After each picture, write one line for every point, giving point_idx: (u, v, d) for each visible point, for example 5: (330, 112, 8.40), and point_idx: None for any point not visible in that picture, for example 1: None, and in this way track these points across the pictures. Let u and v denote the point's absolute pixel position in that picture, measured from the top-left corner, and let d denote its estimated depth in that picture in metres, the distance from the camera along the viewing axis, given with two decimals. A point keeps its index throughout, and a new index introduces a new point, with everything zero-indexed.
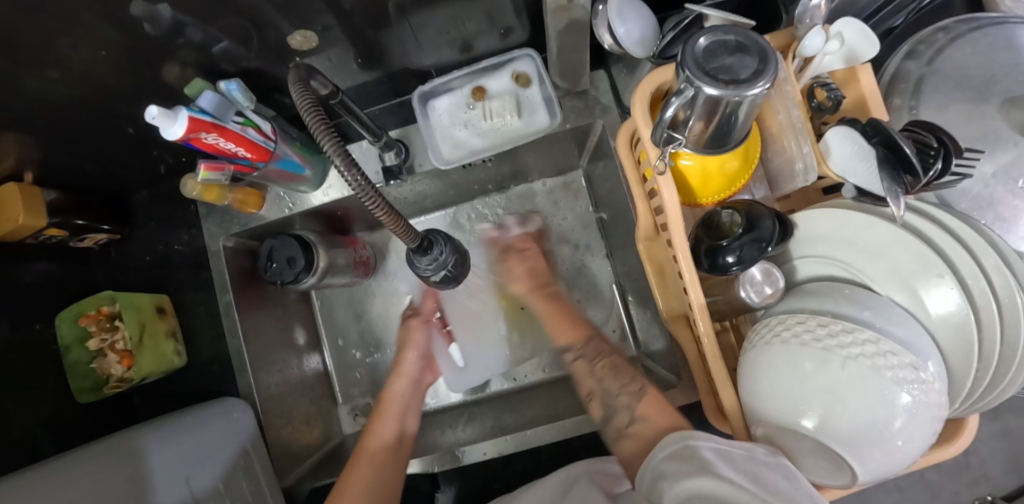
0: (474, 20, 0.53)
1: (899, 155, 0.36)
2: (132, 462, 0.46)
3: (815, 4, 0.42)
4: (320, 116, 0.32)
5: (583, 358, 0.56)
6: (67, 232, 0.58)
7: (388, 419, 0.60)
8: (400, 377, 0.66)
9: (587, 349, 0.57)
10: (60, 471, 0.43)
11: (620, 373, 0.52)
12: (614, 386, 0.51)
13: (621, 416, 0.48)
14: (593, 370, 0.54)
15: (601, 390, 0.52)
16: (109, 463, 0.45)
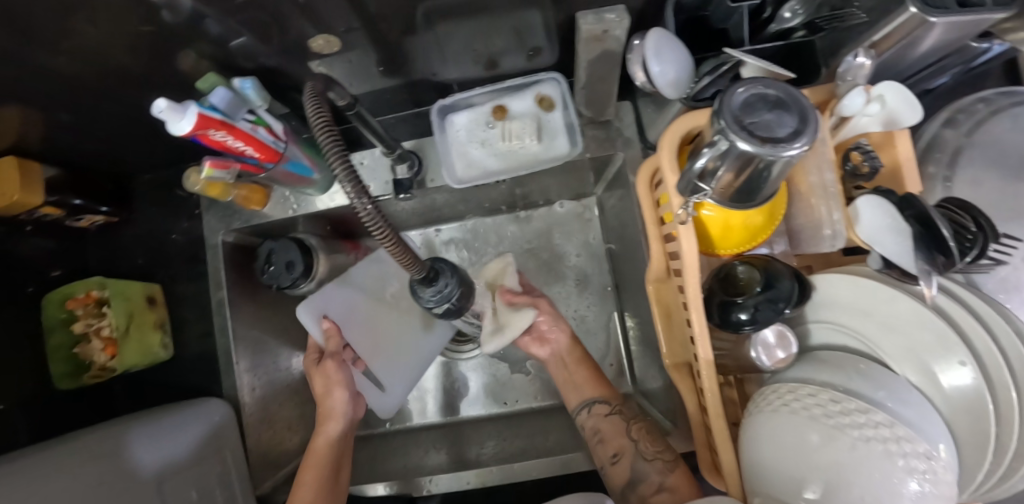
0: (501, 37, 0.51)
1: (936, 237, 0.34)
2: (106, 465, 0.45)
3: (859, 62, 0.40)
4: (333, 137, 0.30)
5: (620, 414, 0.55)
6: (63, 212, 0.56)
7: (310, 483, 0.50)
8: (332, 422, 0.55)
9: (626, 407, 0.55)
10: (37, 459, 0.42)
11: (656, 438, 0.51)
12: (647, 451, 0.50)
13: (648, 485, 0.48)
14: (628, 431, 0.53)
15: (633, 452, 0.51)
16: (86, 460, 0.44)
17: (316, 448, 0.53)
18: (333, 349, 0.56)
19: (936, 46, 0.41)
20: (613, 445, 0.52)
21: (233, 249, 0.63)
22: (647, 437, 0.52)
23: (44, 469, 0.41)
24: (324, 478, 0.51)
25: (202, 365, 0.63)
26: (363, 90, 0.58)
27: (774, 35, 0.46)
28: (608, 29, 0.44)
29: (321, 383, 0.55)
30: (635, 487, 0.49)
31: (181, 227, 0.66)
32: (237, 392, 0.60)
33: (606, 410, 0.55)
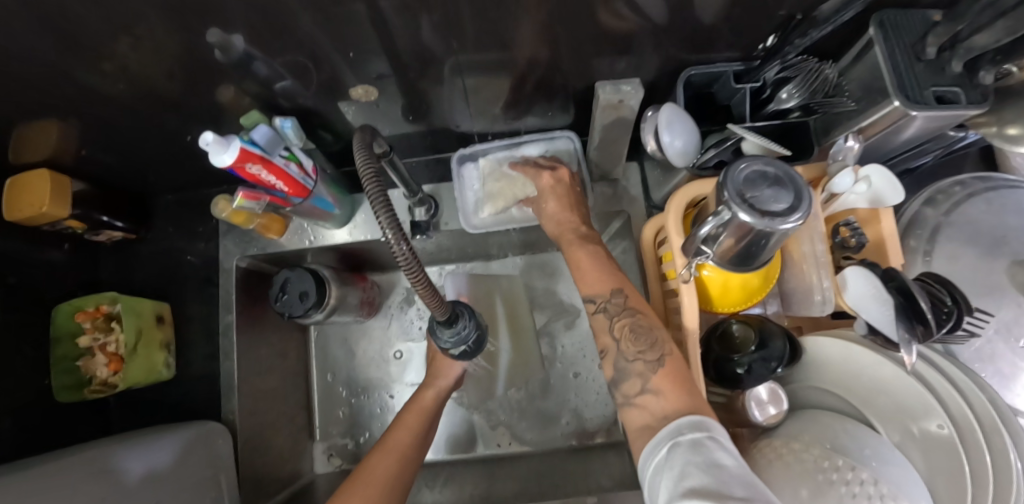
0: (522, 94, 0.56)
1: (915, 307, 0.37)
2: (109, 479, 0.45)
3: (849, 145, 0.45)
4: (378, 184, 0.32)
5: (603, 311, 0.46)
6: (86, 226, 0.58)
7: (417, 419, 0.57)
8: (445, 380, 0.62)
9: (611, 303, 0.46)
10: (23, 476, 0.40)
11: (639, 337, 0.43)
12: (629, 351, 0.43)
13: (630, 384, 0.42)
14: (611, 327, 0.45)
15: (614, 350, 0.44)
16: (74, 478, 0.43)
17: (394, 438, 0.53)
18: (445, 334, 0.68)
19: (914, 137, 0.47)
20: (600, 342, 0.46)
21: (245, 273, 0.64)
22: (627, 336, 0.43)
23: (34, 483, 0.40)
24: (426, 420, 0.57)
25: (201, 387, 0.63)
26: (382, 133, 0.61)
27: (772, 114, 0.50)
28: (623, 99, 0.49)
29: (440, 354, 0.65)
30: (620, 385, 0.42)
31: (195, 248, 0.67)
32: (235, 416, 0.60)
33: (592, 308, 0.47)
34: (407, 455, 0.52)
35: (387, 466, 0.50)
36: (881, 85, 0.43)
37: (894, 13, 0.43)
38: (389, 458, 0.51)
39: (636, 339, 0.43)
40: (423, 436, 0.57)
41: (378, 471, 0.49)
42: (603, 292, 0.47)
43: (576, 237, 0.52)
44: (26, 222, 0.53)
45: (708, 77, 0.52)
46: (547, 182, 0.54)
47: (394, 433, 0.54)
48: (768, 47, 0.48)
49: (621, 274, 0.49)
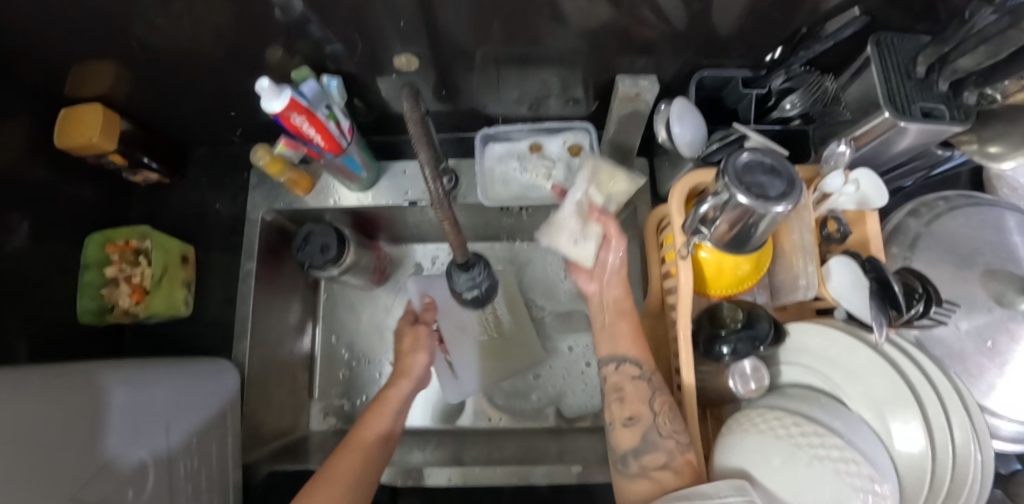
0: (547, 83, 0.60)
1: (889, 292, 0.41)
2: (92, 399, 0.42)
3: (841, 150, 0.49)
4: (423, 129, 0.37)
5: (642, 379, 0.50)
6: (127, 163, 0.62)
7: (380, 420, 0.55)
8: (405, 378, 0.60)
9: (653, 376, 0.49)
10: (41, 375, 0.41)
11: (675, 417, 0.46)
12: (664, 427, 0.45)
13: (652, 457, 0.44)
14: (651, 399, 0.47)
15: (647, 424, 0.46)
16: (90, 384, 0.44)
17: (366, 427, 0.53)
18: (426, 318, 0.68)
19: (909, 148, 0.51)
20: (629, 408, 0.48)
21: (268, 228, 0.67)
22: (667, 413, 0.46)
23: (59, 383, 0.41)
24: (388, 418, 0.56)
25: (214, 330, 0.66)
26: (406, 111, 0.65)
27: (776, 120, 0.56)
28: (640, 93, 0.54)
29: (411, 340, 0.64)
30: (642, 454, 0.45)
31: (223, 199, 0.71)
32: (245, 358, 0.63)
33: (635, 372, 0.50)
34: (373, 457, 0.51)
35: (353, 465, 0.49)
36: (874, 96, 0.48)
37: (891, 36, 0.49)
38: (365, 445, 0.51)
39: (671, 419, 0.46)
40: (395, 429, 0.56)
41: (338, 475, 0.47)
42: (647, 362, 0.50)
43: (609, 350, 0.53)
44: (74, 151, 0.57)
45: (719, 81, 0.56)
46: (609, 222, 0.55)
47: (358, 434, 0.52)
48: (775, 57, 0.54)
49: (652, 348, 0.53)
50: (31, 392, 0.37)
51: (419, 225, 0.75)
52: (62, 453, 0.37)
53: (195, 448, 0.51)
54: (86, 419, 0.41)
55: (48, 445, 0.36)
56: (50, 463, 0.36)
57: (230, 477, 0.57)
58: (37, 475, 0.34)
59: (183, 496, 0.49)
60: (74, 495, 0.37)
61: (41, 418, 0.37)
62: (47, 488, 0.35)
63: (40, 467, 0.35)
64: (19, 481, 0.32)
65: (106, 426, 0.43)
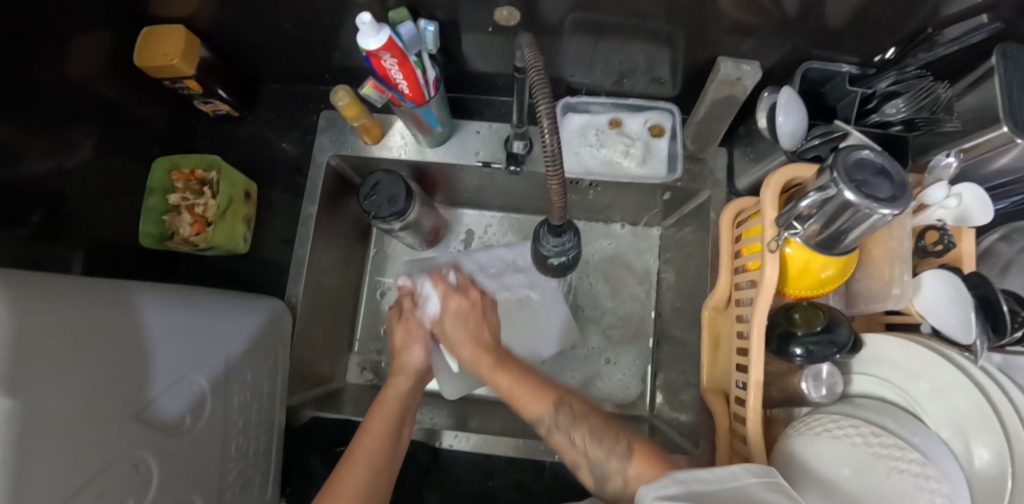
0: (638, 59, 0.58)
1: (994, 313, 0.41)
2: (132, 315, 0.39)
3: (947, 163, 0.47)
4: (542, 79, 0.35)
5: (558, 428, 0.44)
6: (201, 90, 0.61)
7: (382, 419, 0.50)
8: (405, 373, 0.57)
9: (559, 418, 0.44)
10: (117, 288, 0.40)
11: (602, 437, 0.42)
12: (597, 454, 0.41)
13: (613, 479, 0.39)
14: (572, 440, 0.43)
15: (587, 460, 0.41)
16: (158, 301, 0.43)
17: (386, 396, 0.53)
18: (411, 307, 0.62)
19: (1007, 166, 0.48)
20: (567, 456, 0.44)
21: (333, 172, 0.67)
22: (586, 434, 0.43)
23: (133, 300, 0.40)
24: (394, 420, 0.50)
25: (268, 269, 0.66)
26: (485, 70, 0.63)
27: (875, 124, 0.53)
28: (741, 78, 0.51)
29: (403, 332, 0.60)
30: (605, 484, 0.40)
31: (289, 139, 0.70)
32: (297, 300, 0.62)
33: (551, 423, 0.45)
34: (386, 466, 0.46)
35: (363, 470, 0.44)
36: (992, 110, 0.46)
37: (1017, 48, 0.46)
38: (388, 411, 0.51)
39: (600, 440, 0.41)
40: (415, 398, 0.56)
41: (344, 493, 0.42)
42: (547, 410, 0.45)
43: (496, 360, 0.52)
44: (153, 72, 0.56)
45: (824, 75, 0.54)
46: (459, 302, 0.58)
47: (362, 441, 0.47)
48: (885, 59, 0.52)
49: (547, 381, 0.48)
50: (104, 306, 0.36)
51: (479, 189, 0.74)
52: (124, 375, 0.37)
53: (247, 382, 0.52)
54: (150, 339, 0.40)
55: (112, 368, 0.36)
56: (112, 385, 0.35)
57: (276, 416, 0.57)
58: (95, 398, 0.34)
59: (234, 428, 0.49)
60: (133, 416, 0.37)
61: (108, 337, 0.36)
62: (124, 400, 0.37)
63: (100, 389, 0.34)
64: (99, 393, 0.34)
65: (169, 348, 0.42)
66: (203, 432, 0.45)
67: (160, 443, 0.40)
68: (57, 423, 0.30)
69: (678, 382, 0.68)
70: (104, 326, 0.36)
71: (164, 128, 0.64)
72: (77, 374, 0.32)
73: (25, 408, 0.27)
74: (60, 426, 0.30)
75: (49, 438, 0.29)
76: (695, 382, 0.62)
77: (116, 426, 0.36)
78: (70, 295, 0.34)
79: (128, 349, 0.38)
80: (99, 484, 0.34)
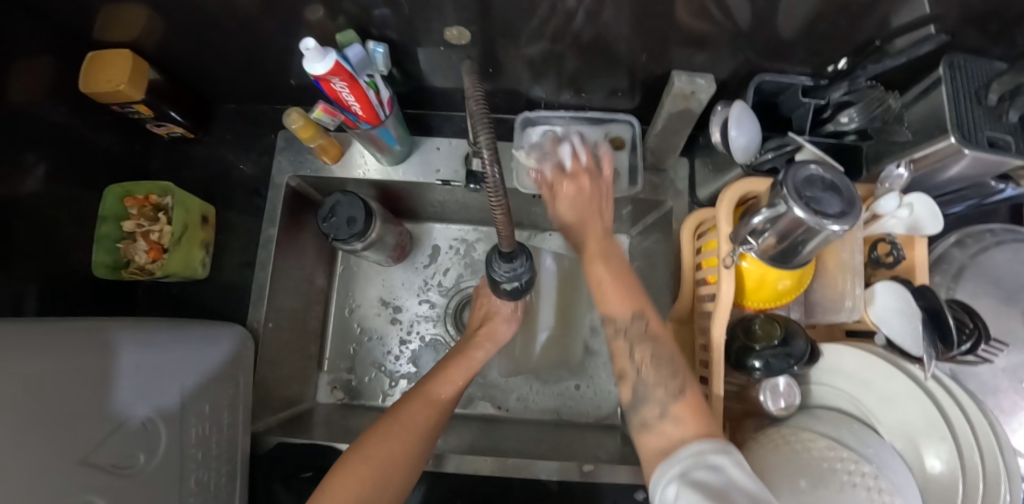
0: (595, 72, 0.58)
1: (941, 323, 0.41)
2: (105, 355, 0.42)
3: (899, 173, 0.48)
4: (483, 107, 0.34)
5: (624, 334, 0.44)
6: (152, 114, 0.60)
7: (460, 374, 0.57)
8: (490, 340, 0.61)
9: (632, 326, 0.44)
10: (45, 334, 0.39)
11: (661, 364, 0.42)
12: (648, 378, 0.42)
13: (649, 409, 0.40)
14: (631, 352, 0.44)
15: (635, 376, 0.43)
16: (96, 343, 0.42)
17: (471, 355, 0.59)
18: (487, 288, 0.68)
19: (958, 175, 0.49)
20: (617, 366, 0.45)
21: (293, 194, 0.66)
22: (649, 359, 0.43)
23: (63, 344, 0.39)
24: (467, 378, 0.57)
25: (231, 293, 0.65)
26: (443, 86, 0.62)
27: (830, 133, 0.53)
28: (695, 91, 0.51)
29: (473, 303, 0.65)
30: (637, 414, 0.41)
31: (248, 159, 0.69)
32: (260, 324, 0.61)
33: (615, 327, 0.45)
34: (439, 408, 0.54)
35: (418, 421, 0.51)
36: (940, 121, 0.46)
37: (964, 59, 0.46)
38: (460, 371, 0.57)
39: (659, 368, 0.42)
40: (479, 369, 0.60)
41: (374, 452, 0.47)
42: (625, 314, 0.45)
43: (602, 249, 0.48)
44: (99, 98, 0.55)
45: (777, 87, 0.54)
46: (570, 186, 0.50)
47: (411, 411, 0.51)
48: (838, 69, 0.52)
49: (639, 287, 0.47)
50: (23, 354, 0.35)
51: (444, 204, 0.73)
52: (62, 422, 0.36)
53: (207, 412, 0.51)
54: (121, 377, 0.43)
55: (45, 415, 0.34)
56: (48, 432, 0.34)
57: (241, 443, 0.56)
58: (32, 447, 0.33)
59: (194, 461, 0.48)
60: (80, 461, 0.36)
61: (35, 385, 0.34)
62: (85, 439, 0.37)
63: (36, 437, 0.33)
64: (57, 431, 0.35)
65: (110, 392, 0.41)
66: (162, 470, 0.44)
67: (113, 487, 0.39)
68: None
69: None
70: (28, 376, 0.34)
71: (116, 151, 0.63)
72: (36, 415, 0.34)
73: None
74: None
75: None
76: None
77: (61, 472, 0.34)
78: (52, 342, 0.38)
79: (82, 393, 0.38)
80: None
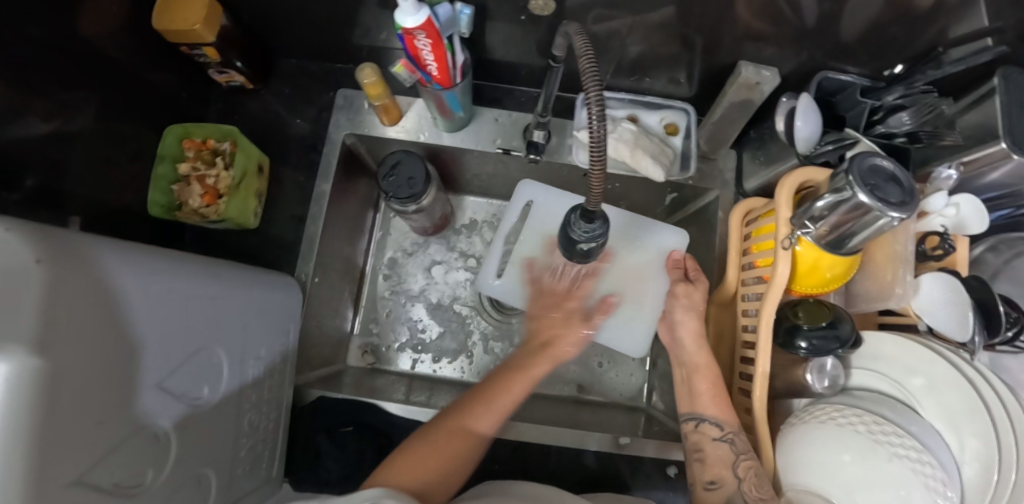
0: (661, 60, 0.60)
1: (990, 313, 0.46)
2: (120, 307, 0.32)
3: (948, 175, 0.50)
4: (592, 65, 0.36)
5: (728, 443, 0.49)
6: (219, 59, 0.60)
7: (521, 386, 0.51)
8: (552, 357, 0.55)
9: (739, 438, 0.50)
10: (61, 288, 0.26)
11: (763, 484, 0.46)
12: (749, 493, 0.45)
13: None
14: (735, 464, 0.48)
15: (735, 490, 0.46)
16: (124, 282, 0.32)
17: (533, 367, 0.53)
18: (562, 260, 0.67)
19: (999, 181, 0.52)
20: (711, 472, 0.49)
21: (347, 151, 0.66)
22: (753, 479, 0.46)
23: (172, 271, 0.38)
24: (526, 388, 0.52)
25: (276, 246, 0.65)
26: (506, 59, 0.63)
27: (881, 135, 0.55)
28: (760, 83, 0.53)
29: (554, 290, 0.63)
30: None
31: (304, 115, 0.69)
32: (308, 277, 0.62)
33: (716, 434, 0.51)
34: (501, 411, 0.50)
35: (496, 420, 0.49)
36: (992, 128, 0.49)
37: (1018, 72, 0.49)
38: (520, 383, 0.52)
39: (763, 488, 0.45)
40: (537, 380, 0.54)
41: (441, 449, 0.45)
42: (734, 423, 0.51)
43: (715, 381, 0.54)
44: (172, 36, 0.55)
45: (837, 85, 0.57)
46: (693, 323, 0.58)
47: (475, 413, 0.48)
48: (894, 74, 0.56)
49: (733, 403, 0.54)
50: (46, 356, 0.25)
51: (491, 176, 0.74)
52: (106, 385, 0.31)
53: (259, 358, 0.50)
54: (146, 333, 0.34)
55: (142, 335, 0.34)
56: (141, 352, 0.34)
57: (285, 395, 0.57)
58: (125, 365, 0.32)
59: (247, 403, 0.49)
60: (157, 385, 0.36)
61: (66, 382, 0.26)
62: (125, 399, 0.33)
63: (105, 380, 0.30)
64: (97, 406, 0.30)
65: (140, 350, 0.34)
66: (217, 406, 0.44)
67: (181, 413, 0.39)
68: (86, 393, 0.28)
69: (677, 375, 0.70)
70: (136, 295, 0.33)
71: (173, 95, 0.63)
72: (74, 407, 0.27)
73: (51, 379, 0.25)
74: (59, 445, 0.26)
75: (77, 405, 0.28)
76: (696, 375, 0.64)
77: (114, 436, 0.32)
78: (70, 311, 0.27)
79: (117, 360, 0.31)
80: (119, 456, 0.32)
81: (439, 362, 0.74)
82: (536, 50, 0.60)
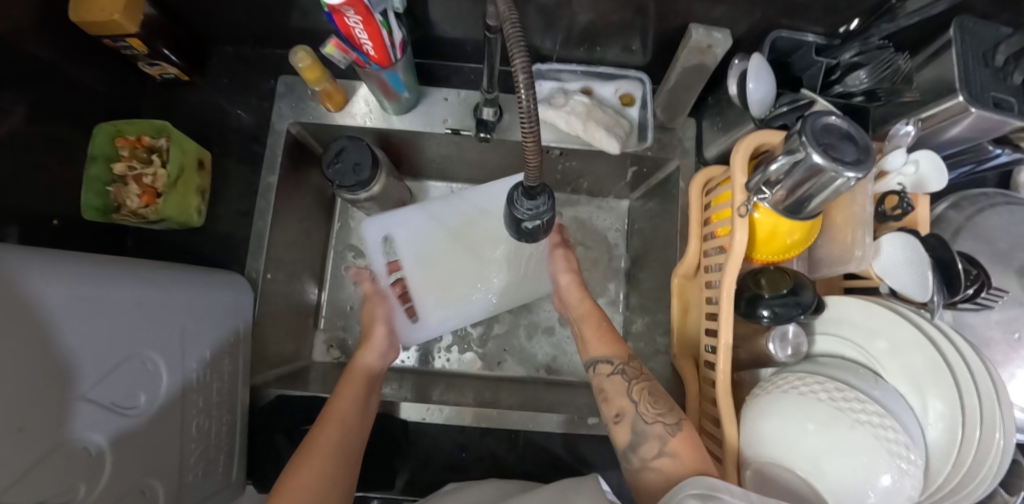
0: (611, 29, 0.57)
1: (950, 272, 0.44)
2: (35, 315, 0.30)
3: (906, 131, 0.49)
4: (517, 32, 0.33)
5: (620, 374, 0.52)
6: (147, 51, 0.57)
7: (355, 387, 0.52)
8: (371, 348, 0.57)
9: (628, 367, 0.52)
10: None
11: (658, 400, 0.48)
12: (648, 414, 0.47)
13: (650, 447, 0.45)
14: (629, 390, 0.50)
15: (633, 413, 0.48)
16: (38, 290, 0.31)
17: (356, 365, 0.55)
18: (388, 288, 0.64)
19: (959, 136, 0.51)
20: (614, 407, 0.50)
21: (293, 141, 0.64)
22: (647, 398, 0.48)
23: (96, 278, 0.37)
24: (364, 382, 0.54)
25: (228, 243, 0.63)
26: (450, 34, 0.60)
27: (838, 95, 0.54)
28: (712, 45, 0.51)
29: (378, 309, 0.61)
30: (638, 447, 0.46)
31: (247, 105, 0.67)
32: (258, 274, 0.60)
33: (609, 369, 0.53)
34: (351, 420, 0.49)
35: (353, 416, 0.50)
36: (949, 81, 0.47)
37: (973, 22, 0.48)
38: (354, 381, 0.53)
39: (656, 401, 0.48)
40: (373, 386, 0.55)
41: (324, 438, 0.46)
42: (621, 354, 0.53)
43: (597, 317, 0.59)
44: (90, 28, 0.51)
45: (792, 44, 0.55)
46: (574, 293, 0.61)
47: (336, 401, 0.50)
48: (850, 30, 0.54)
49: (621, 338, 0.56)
50: None
51: (447, 159, 0.72)
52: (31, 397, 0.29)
53: (205, 361, 0.49)
54: (71, 342, 0.33)
55: (60, 342, 0.32)
56: (59, 360, 0.31)
57: (239, 396, 0.55)
58: (43, 375, 0.30)
59: (194, 411, 0.47)
60: (89, 396, 0.34)
61: None
62: (52, 412, 0.31)
63: (28, 390, 0.29)
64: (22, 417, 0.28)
65: (66, 358, 0.32)
66: (161, 416, 0.42)
67: (119, 426, 0.37)
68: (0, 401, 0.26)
69: (648, 350, 0.69)
70: (38, 302, 0.31)
71: (104, 91, 0.59)
72: None
73: None
74: None
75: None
76: (664, 349, 0.63)
77: (42, 451, 0.30)
78: None
79: (39, 370, 0.30)
80: (47, 472, 0.30)
81: (405, 351, 0.72)
82: (479, 24, 0.57)
